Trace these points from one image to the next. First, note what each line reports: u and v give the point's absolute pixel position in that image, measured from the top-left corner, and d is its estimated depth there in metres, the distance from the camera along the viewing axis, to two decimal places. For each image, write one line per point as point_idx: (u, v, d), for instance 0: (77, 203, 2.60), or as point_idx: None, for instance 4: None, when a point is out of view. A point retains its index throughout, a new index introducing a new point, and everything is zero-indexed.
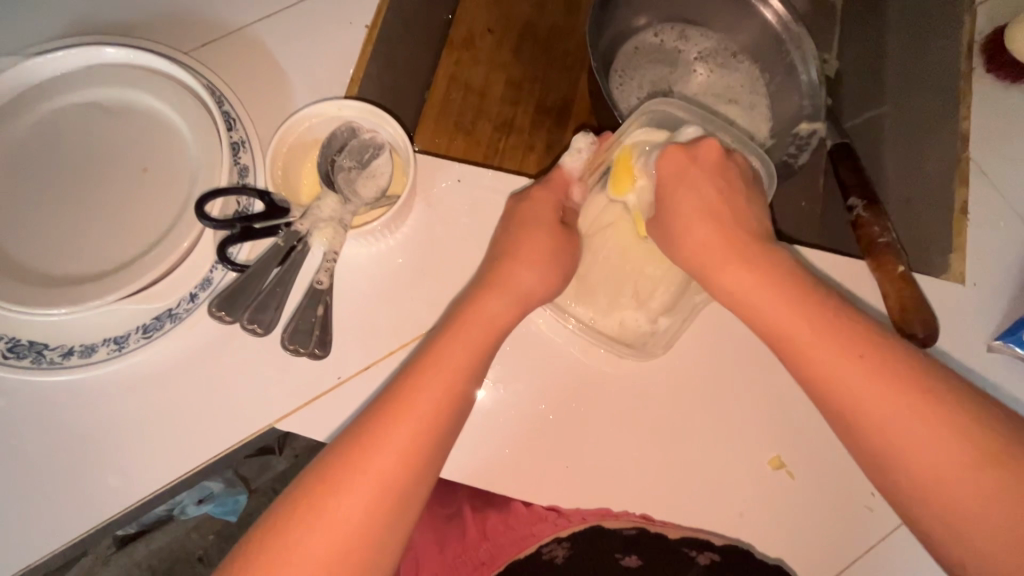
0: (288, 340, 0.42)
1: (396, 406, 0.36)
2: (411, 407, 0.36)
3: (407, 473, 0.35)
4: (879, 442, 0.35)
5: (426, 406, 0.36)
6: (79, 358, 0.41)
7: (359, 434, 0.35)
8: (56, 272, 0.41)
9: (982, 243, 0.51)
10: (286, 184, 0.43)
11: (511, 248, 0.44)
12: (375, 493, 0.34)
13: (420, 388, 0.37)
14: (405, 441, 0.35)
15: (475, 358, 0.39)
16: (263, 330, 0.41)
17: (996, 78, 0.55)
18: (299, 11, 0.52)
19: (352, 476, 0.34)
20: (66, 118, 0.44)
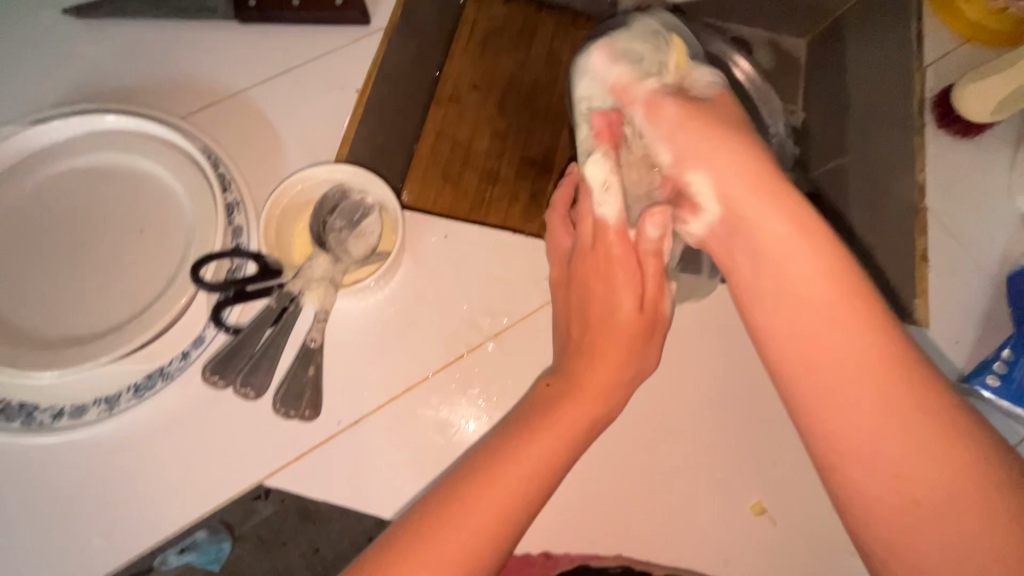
0: (278, 402, 0.44)
1: (468, 503, 0.36)
2: (504, 480, 0.37)
3: (480, 542, 0.35)
4: (882, 476, 0.33)
5: (496, 508, 0.36)
6: (70, 419, 0.42)
7: (425, 527, 0.35)
8: (50, 334, 0.41)
9: (943, 289, 0.54)
10: (279, 244, 0.45)
11: (577, 330, 0.44)
12: None
13: (518, 461, 0.37)
14: (486, 515, 0.36)
15: (559, 458, 0.38)
16: (255, 393, 0.43)
17: (946, 132, 0.59)
18: (292, 76, 0.55)
19: (410, 571, 0.34)
20: (63, 181, 0.46)
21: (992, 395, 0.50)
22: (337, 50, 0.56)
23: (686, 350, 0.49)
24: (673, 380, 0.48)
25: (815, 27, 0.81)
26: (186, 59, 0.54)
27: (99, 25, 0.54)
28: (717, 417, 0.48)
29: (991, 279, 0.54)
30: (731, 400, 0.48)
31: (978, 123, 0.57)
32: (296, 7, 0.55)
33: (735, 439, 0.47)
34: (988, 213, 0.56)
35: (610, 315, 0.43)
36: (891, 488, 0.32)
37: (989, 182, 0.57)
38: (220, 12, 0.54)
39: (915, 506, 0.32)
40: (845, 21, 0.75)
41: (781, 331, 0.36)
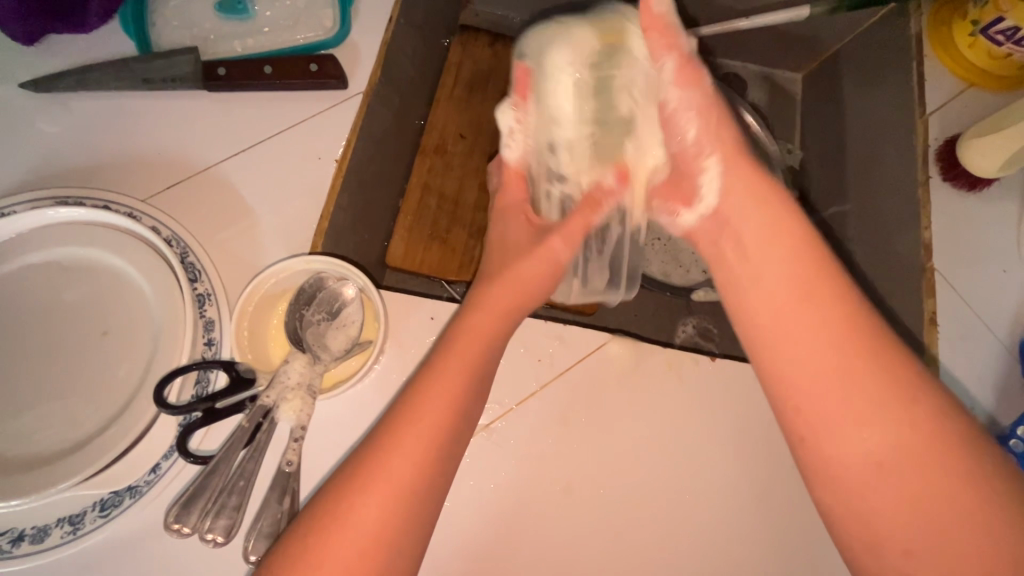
0: (250, 546, 0.39)
1: (402, 427, 0.37)
2: (392, 460, 0.36)
3: (402, 521, 0.36)
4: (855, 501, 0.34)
5: (430, 433, 0.37)
6: (30, 544, 0.39)
7: (369, 454, 0.37)
8: (9, 453, 0.38)
9: (955, 355, 0.52)
10: (253, 344, 0.42)
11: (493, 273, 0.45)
12: (379, 520, 0.35)
13: (409, 431, 0.37)
14: (388, 501, 0.36)
15: (464, 386, 0.39)
16: (224, 538, 0.38)
17: (954, 186, 0.56)
18: (267, 147, 0.52)
19: (362, 492, 0.36)
20: (22, 279, 0.42)
21: None
22: (314, 118, 0.53)
23: (686, 433, 0.49)
24: (671, 465, 0.48)
25: (811, 62, 0.78)
26: (154, 132, 0.51)
27: (60, 99, 0.51)
28: (720, 505, 0.48)
29: (1003, 342, 0.52)
30: (729, 484, 0.48)
31: (985, 178, 0.54)
32: (269, 74, 0.51)
33: (737, 526, 0.47)
34: (998, 272, 0.54)
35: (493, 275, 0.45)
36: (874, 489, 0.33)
37: (999, 238, 0.55)
38: (189, 79, 0.51)
39: (888, 494, 0.33)
40: (841, 58, 0.73)
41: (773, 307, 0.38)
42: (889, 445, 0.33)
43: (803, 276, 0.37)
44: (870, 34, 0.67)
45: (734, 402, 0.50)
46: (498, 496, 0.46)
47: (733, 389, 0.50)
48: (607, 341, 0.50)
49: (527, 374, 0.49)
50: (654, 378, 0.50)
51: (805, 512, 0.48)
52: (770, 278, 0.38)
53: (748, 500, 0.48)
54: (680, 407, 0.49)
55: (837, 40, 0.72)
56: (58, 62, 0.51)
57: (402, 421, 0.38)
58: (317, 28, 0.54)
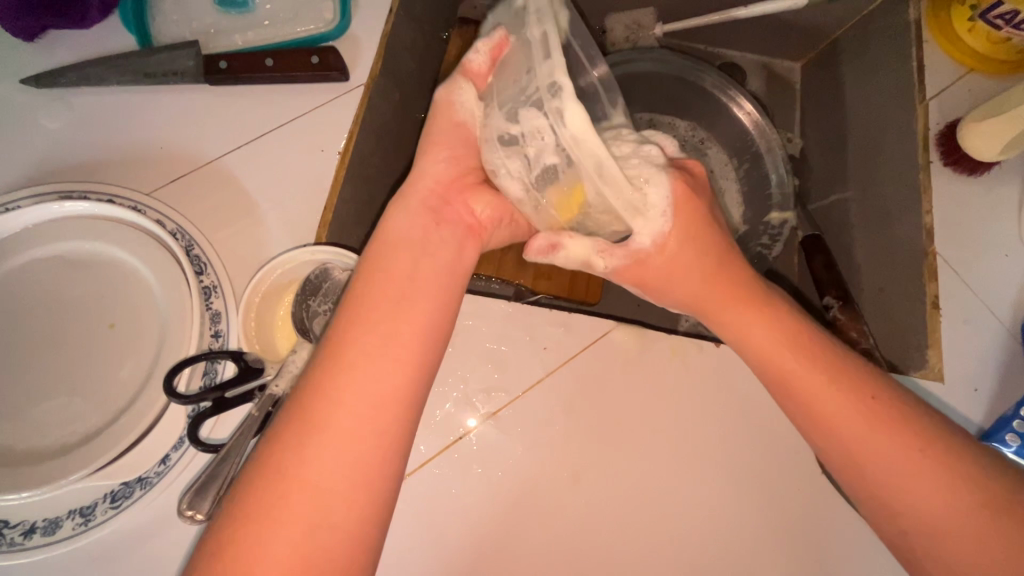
0: None
1: (304, 419, 0.33)
2: (306, 456, 0.33)
3: (327, 515, 0.32)
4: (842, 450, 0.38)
5: (338, 430, 0.33)
6: (41, 536, 0.39)
7: (269, 454, 0.33)
8: (20, 445, 0.39)
9: (956, 338, 0.52)
10: (259, 335, 0.43)
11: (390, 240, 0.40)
12: (299, 527, 0.31)
13: (327, 415, 0.34)
14: (313, 481, 0.32)
15: (367, 366, 0.35)
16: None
17: (955, 170, 0.56)
18: (269, 141, 0.52)
19: (272, 499, 0.32)
20: (29, 273, 0.43)
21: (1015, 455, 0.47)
22: (316, 110, 0.53)
23: (689, 419, 0.49)
24: (676, 449, 0.48)
25: (809, 50, 0.78)
26: (156, 126, 0.51)
27: (61, 94, 0.51)
28: (726, 490, 0.48)
29: (1005, 326, 0.52)
30: (735, 468, 0.48)
31: (987, 161, 0.54)
32: (270, 67, 0.51)
33: (743, 510, 0.48)
34: (1000, 256, 0.54)
35: (398, 222, 0.40)
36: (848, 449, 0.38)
37: (1000, 222, 0.55)
38: (190, 74, 0.51)
39: (844, 448, 0.38)
40: (841, 46, 0.73)
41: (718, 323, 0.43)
42: (845, 406, 0.38)
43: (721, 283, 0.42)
44: (869, 20, 0.67)
45: (739, 387, 0.50)
46: (504, 484, 0.47)
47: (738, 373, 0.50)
48: (611, 328, 0.50)
49: (532, 363, 0.49)
50: (659, 364, 0.50)
51: (810, 495, 0.48)
52: (700, 292, 0.42)
53: (754, 483, 0.48)
54: (684, 393, 0.50)
55: (836, 28, 0.73)
56: (60, 57, 0.51)
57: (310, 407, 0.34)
58: (317, 21, 0.53)
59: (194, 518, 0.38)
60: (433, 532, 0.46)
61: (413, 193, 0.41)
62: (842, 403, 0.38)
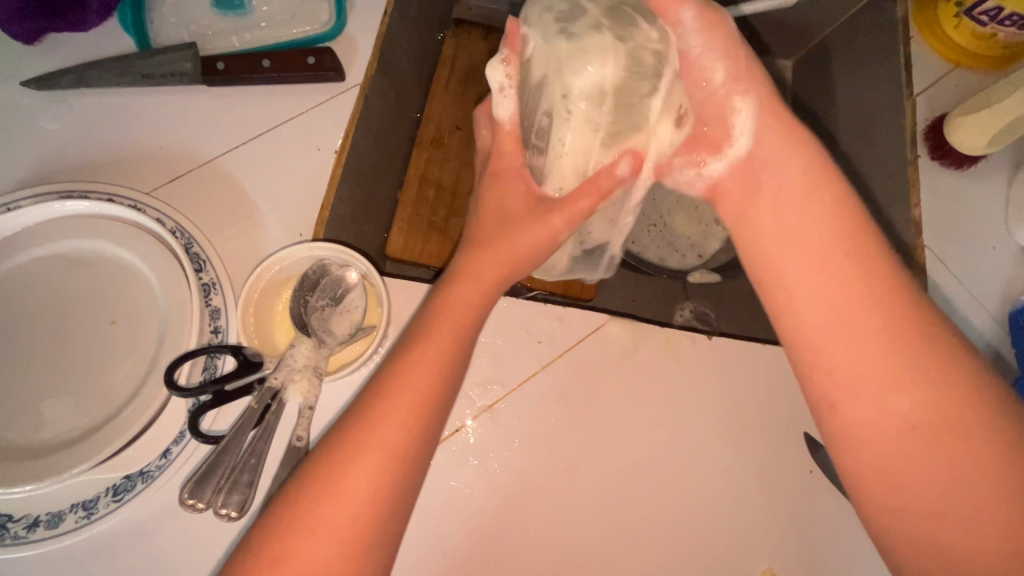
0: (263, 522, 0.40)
1: (382, 408, 0.34)
2: (375, 441, 0.34)
3: (385, 503, 0.33)
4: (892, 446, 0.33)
5: (402, 427, 0.34)
6: (45, 530, 0.39)
7: (342, 438, 0.34)
8: (22, 440, 0.39)
9: None
10: (259, 329, 0.43)
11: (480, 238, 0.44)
12: (362, 511, 0.32)
13: (395, 406, 0.35)
14: (375, 477, 0.33)
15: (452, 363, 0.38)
16: (237, 513, 0.39)
17: (942, 164, 0.57)
18: (267, 140, 0.52)
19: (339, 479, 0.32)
20: (31, 271, 0.43)
21: None
22: (312, 110, 0.53)
23: (682, 409, 0.50)
24: (669, 439, 0.49)
25: (799, 49, 0.80)
26: (155, 127, 0.52)
27: (61, 96, 0.51)
28: (720, 478, 0.49)
29: (994, 317, 0.53)
30: (728, 458, 0.49)
31: (971, 156, 0.55)
32: (267, 68, 0.52)
33: (736, 498, 0.48)
34: (987, 248, 0.55)
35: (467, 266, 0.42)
36: (889, 460, 0.34)
37: (986, 215, 0.56)
38: (189, 75, 0.51)
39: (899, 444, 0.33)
40: (831, 43, 0.74)
41: (782, 289, 0.39)
42: (906, 406, 0.33)
43: (820, 248, 0.37)
44: (857, 18, 0.68)
45: (732, 376, 0.51)
46: (502, 475, 0.47)
47: (729, 363, 0.51)
48: (605, 321, 0.51)
49: (527, 356, 0.50)
50: (653, 356, 0.51)
51: (802, 483, 0.49)
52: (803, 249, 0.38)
53: (747, 472, 0.49)
54: (677, 383, 0.50)
55: (826, 26, 0.74)
56: (60, 60, 0.52)
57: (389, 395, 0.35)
58: (314, 22, 0.54)
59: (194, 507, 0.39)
60: (432, 524, 0.46)
61: (487, 214, 0.44)
62: (906, 394, 0.33)
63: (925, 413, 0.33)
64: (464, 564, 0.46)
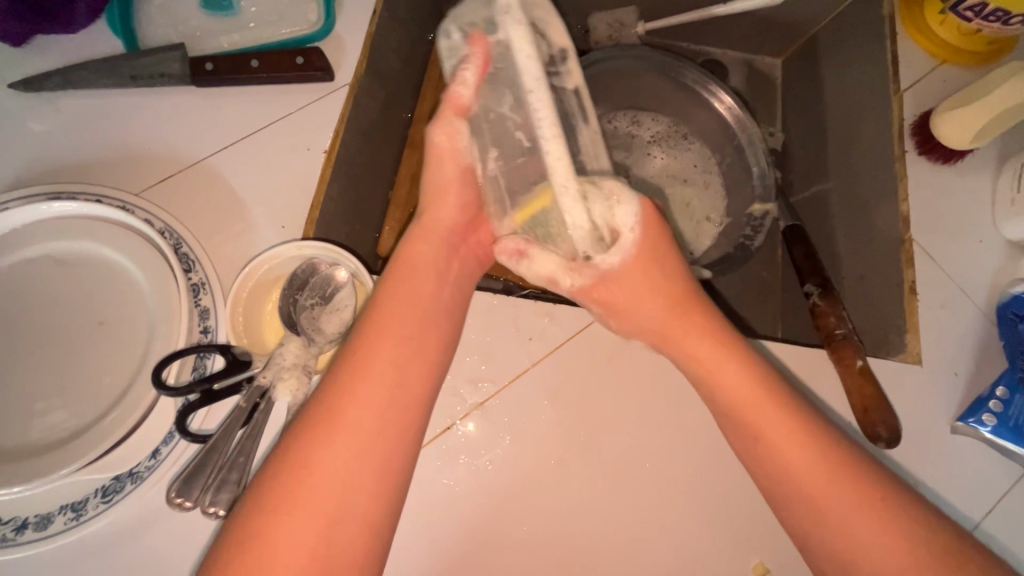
0: None
1: (333, 404, 0.38)
2: (336, 440, 0.37)
3: (351, 495, 0.37)
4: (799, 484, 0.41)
5: (358, 417, 0.38)
6: (34, 532, 0.39)
7: (303, 435, 0.37)
8: (11, 442, 0.39)
9: (935, 322, 0.53)
10: (248, 329, 0.44)
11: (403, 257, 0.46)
12: (331, 506, 0.36)
13: (351, 402, 0.38)
14: (340, 473, 0.37)
15: (397, 362, 0.40)
16: (224, 512, 0.39)
17: (929, 159, 0.57)
18: (256, 140, 0.52)
19: (305, 476, 0.36)
20: (18, 273, 0.43)
21: (990, 433, 0.49)
22: (301, 110, 0.53)
23: (673, 406, 0.50)
24: (660, 434, 0.49)
25: (788, 47, 0.80)
26: (143, 128, 0.52)
27: (49, 98, 0.51)
28: (711, 473, 0.49)
29: (982, 311, 0.53)
30: (719, 453, 0.49)
31: (959, 149, 0.55)
32: (256, 68, 0.52)
33: (728, 493, 0.48)
34: (975, 243, 0.55)
35: (416, 253, 0.46)
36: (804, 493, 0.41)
37: (974, 210, 0.56)
38: (177, 76, 0.51)
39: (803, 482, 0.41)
40: (819, 41, 0.74)
41: (683, 358, 0.47)
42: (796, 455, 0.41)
43: (698, 336, 0.46)
44: (845, 17, 0.69)
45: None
46: (494, 473, 0.47)
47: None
48: (596, 317, 0.51)
49: (519, 353, 0.50)
50: (644, 352, 0.51)
51: None
52: (683, 338, 0.47)
53: (738, 466, 0.49)
54: (668, 379, 0.50)
55: (814, 24, 0.74)
56: (48, 61, 0.52)
57: (340, 392, 0.38)
58: (302, 23, 0.54)
59: (183, 506, 0.39)
60: (425, 523, 0.46)
61: (425, 226, 0.47)
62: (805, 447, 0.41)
63: (809, 450, 0.41)
64: (457, 562, 0.46)
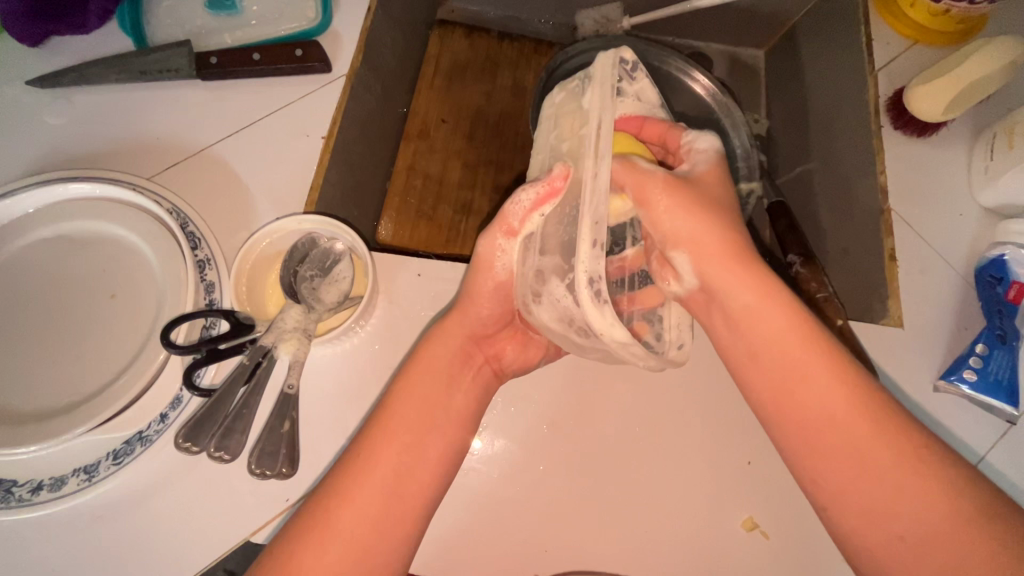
0: (254, 465, 0.42)
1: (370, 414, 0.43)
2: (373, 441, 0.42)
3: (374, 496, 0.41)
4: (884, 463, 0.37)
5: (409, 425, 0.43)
6: (48, 493, 0.41)
7: None
8: (28, 407, 0.41)
9: (915, 286, 0.55)
10: (251, 298, 0.45)
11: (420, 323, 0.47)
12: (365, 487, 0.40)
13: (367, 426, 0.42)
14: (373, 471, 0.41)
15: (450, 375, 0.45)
16: (230, 456, 0.42)
17: (905, 132, 0.59)
18: (257, 128, 0.55)
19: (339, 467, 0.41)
20: (33, 253, 0.46)
21: (970, 390, 0.50)
22: (300, 99, 0.56)
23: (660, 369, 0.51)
24: (650, 402, 0.50)
25: (771, 37, 0.83)
26: (153, 120, 0.55)
27: (64, 94, 0.54)
28: (700, 434, 0.50)
29: (961, 275, 0.55)
30: (710, 423, 0.50)
31: (933, 122, 0.57)
32: (257, 61, 0.55)
33: (718, 453, 0.49)
34: (956, 214, 0.57)
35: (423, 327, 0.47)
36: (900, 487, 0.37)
37: (951, 181, 0.58)
38: (183, 70, 0.55)
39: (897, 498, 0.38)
40: (798, 29, 0.77)
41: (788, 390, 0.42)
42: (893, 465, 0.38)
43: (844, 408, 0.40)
44: (824, 6, 0.71)
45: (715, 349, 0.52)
46: (490, 438, 0.49)
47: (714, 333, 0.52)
48: None
49: (516, 336, 0.51)
50: None
51: None
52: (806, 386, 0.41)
53: (729, 439, 0.50)
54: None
55: (794, 14, 0.77)
56: (63, 61, 0.55)
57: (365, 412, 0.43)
58: (301, 19, 0.57)
59: (188, 451, 0.41)
60: None
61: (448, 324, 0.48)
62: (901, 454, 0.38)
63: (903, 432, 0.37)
64: (453, 524, 0.47)
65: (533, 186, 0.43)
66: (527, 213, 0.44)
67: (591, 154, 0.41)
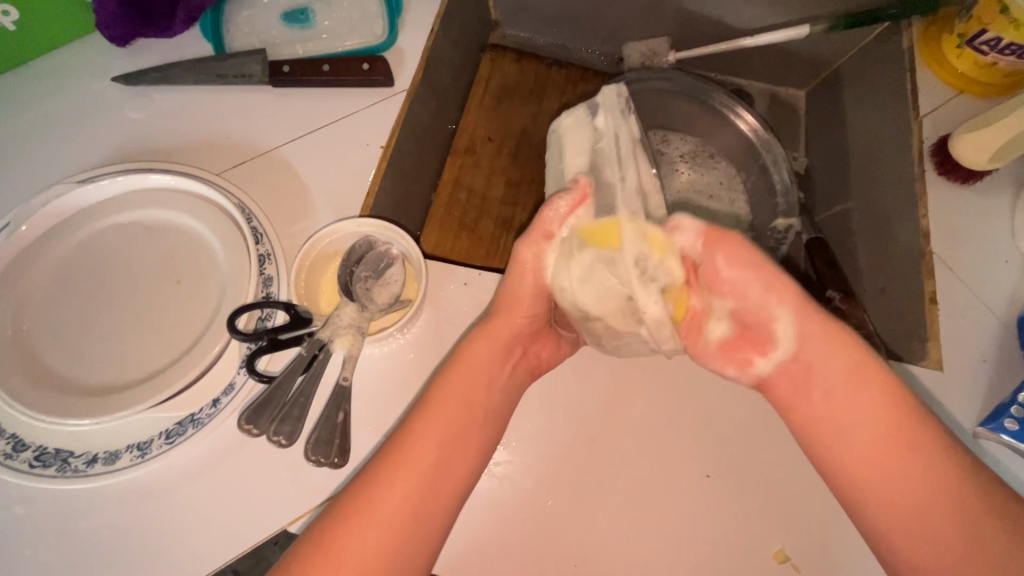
0: (310, 451, 0.44)
1: (423, 417, 0.44)
2: (423, 442, 0.44)
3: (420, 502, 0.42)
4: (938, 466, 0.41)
5: (446, 428, 0.44)
6: (103, 465, 0.43)
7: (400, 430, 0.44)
8: (92, 382, 0.44)
9: (956, 330, 0.55)
10: (308, 296, 0.47)
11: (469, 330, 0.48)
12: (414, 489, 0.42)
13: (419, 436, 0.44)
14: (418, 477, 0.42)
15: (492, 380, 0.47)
16: (286, 441, 0.44)
17: (949, 179, 0.60)
18: (320, 135, 0.58)
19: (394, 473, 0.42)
20: (108, 236, 0.48)
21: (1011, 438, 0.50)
22: (363, 110, 0.59)
23: (697, 393, 0.51)
24: (686, 428, 0.50)
25: (813, 79, 0.84)
26: (223, 120, 0.58)
27: (144, 91, 0.58)
28: (732, 461, 0.50)
29: (1003, 322, 0.55)
30: (744, 458, 0.50)
31: (977, 170, 0.58)
32: (326, 72, 0.58)
33: (752, 478, 0.49)
34: (1000, 261, 0.57)
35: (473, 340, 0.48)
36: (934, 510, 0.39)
37: (996, 229, 0.58)
38: (257, 76, 0.58)
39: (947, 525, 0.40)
40: (842, 72, 0.78)
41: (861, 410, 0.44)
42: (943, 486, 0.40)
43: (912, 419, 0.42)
44: (868, 53, 0.73)
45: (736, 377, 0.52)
46: (524, 448, 0.50)
47: None
48: None
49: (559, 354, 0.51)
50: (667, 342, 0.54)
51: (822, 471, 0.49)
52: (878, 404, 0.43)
53: (763, 473, 0.49)
54: (699, 389, 0.52)
55: (836, 59, 0.79)
56: (147, 61, 0.59)
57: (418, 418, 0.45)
58: (368, 36, 0.61)
59: (250, 432, 0.44)
60: None
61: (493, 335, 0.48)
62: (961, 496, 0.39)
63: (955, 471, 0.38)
64: (482, 529, 0.48)
65: (566, 194, 0.45)
66: (564, 217, 0.46)
67: (614, 164, 0.45)
